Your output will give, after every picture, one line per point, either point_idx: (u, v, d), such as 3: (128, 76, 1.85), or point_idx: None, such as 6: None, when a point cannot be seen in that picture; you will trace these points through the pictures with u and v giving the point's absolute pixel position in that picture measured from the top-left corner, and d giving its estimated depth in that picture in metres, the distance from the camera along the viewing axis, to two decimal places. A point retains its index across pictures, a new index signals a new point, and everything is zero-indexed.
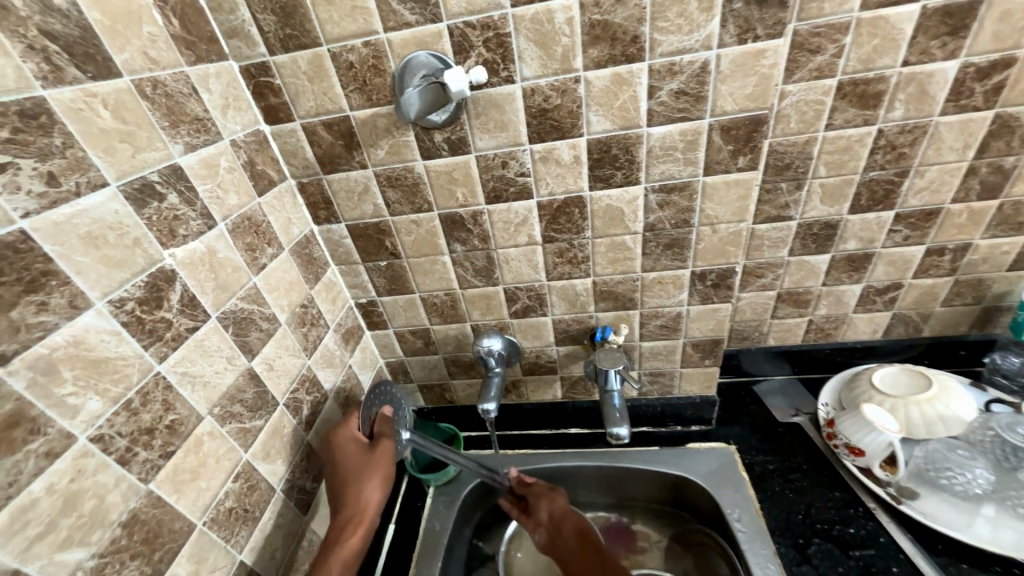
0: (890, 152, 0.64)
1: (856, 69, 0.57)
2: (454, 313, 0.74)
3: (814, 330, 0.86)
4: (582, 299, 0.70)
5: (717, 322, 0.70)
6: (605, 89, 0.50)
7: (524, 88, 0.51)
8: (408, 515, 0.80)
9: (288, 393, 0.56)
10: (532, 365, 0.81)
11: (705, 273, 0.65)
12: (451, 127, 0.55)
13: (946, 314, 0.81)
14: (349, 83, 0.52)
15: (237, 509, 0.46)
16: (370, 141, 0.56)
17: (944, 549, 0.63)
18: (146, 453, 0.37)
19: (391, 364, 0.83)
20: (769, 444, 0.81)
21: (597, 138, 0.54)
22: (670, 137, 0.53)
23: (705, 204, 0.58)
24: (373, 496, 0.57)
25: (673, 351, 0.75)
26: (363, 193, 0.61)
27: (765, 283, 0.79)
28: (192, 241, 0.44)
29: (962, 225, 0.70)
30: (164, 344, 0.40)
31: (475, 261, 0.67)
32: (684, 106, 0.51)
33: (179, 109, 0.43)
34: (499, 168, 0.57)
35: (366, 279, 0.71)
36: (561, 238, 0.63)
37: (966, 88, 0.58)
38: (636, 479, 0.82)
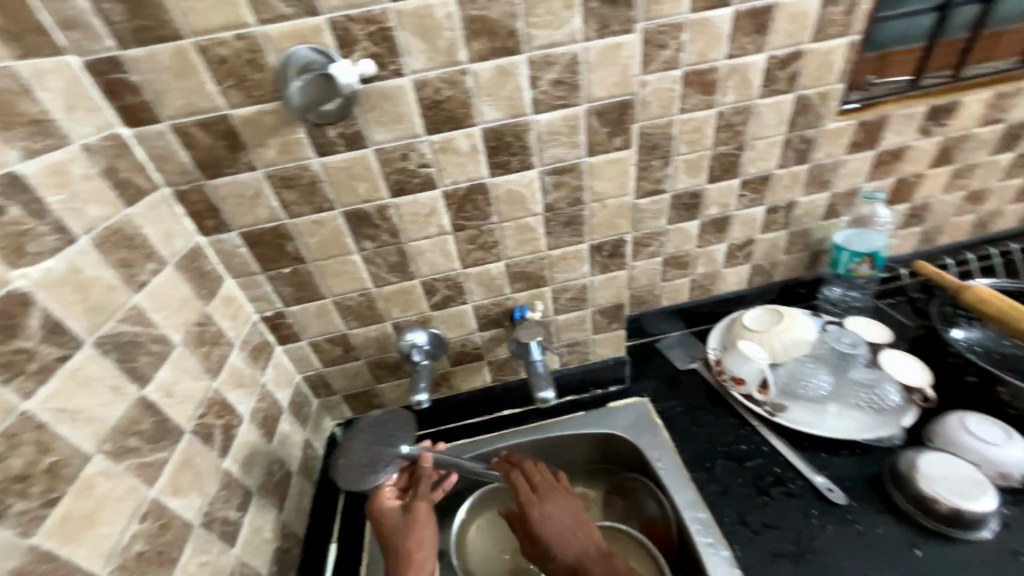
0: (729, 130, 0.77)
1: (694, 61, 0.69)
2: (372, 313, 0.73)
3: (696, 287, 1.00)
4: (498, 282, 0.74)
5: (617, 288, 0.79)
6: (491, 80, 0.54)
7: (414, 81, 0.53)
8: (350, 532, 0.77)
9: (196, 419, 0.51)
10: (458, 355, 0.82)
11: (601, 244, 0.73)
12: (346, 122, 0.54)
13: (788, 261, 1.00)
14: (225, 79, 0.49)
15: (149, 553, 0.41)
16: (257, 141, 0.54)
17: (810, 445, 0.78)
18: (21, 503, 0.32)
19: (310, 378, 0.79)
20: (674, 391, 0.93)
21: (490, 126, 0.58)
22: (554, 123, 0.59)
23: (592, 182, 0.65)
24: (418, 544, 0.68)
25: (585, 321, 0.83)
26: (255, 197, 0.58)
27: (653, 251, 0.90)
28: (49, 259, 0.38)
29: (787, 186, 0.87)
30: (27, 377, 0.34)
31: (387, 256, 0.67)
32: (563, 94, 0.57)
33: (9, 110, 0.38)
34: (400, 161, 0.58)
35: (270, 290, 0.67)
36: (471, 225, 0.66)
37: (774, 75, 0.73)
38: (567, 444, 0.89)
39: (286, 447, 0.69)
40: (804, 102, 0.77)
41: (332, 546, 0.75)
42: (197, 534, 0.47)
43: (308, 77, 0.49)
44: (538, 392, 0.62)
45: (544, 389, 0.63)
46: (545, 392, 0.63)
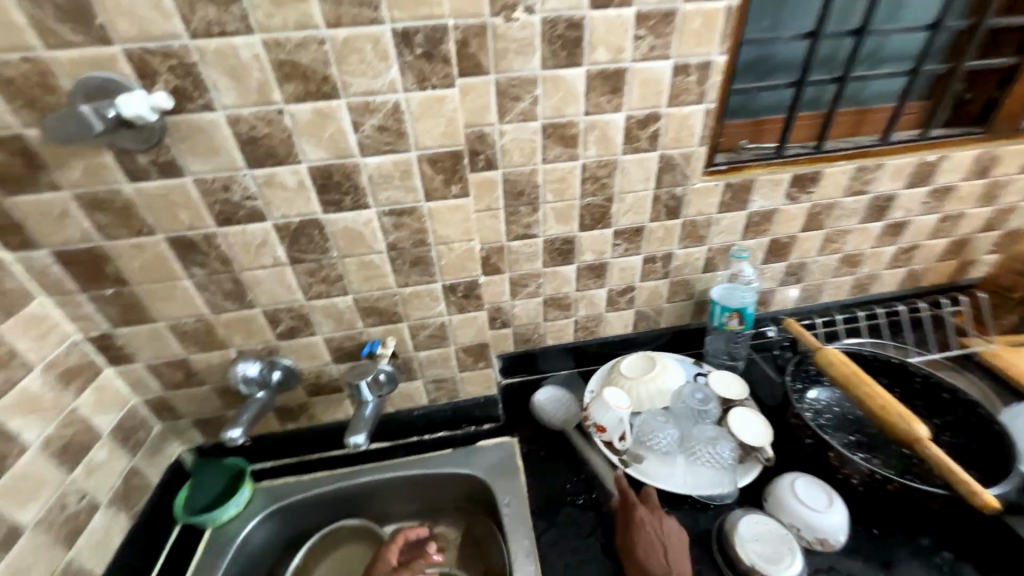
0: (595, 182, 0.79)
1: (551, 115, 0.71)
2: (211, 339, 0.71)
3: (582, 328, 1.01)
4: (348, 315, 0.73)
5: (477, 329, 0.79)
6: (310, 121, 0.54)
7: (226, 116, 0.53)
8: (174, 567, 0.73)
9: None
10: (315, 386, 0.80)
11: (454, 286, 0.73)
12: (156, 151, 0.53)
13: (672, 309, 1.02)
14: (12, 99, 0.48)
15: None
16: (58, 162, 0.52)
17: (654, 498, 0.78)
18: None
19: (150, 401, 0.75)
20: (545, 432, 0.93)
21: (316, 165, 0.58)
22: (385, 166, 0.59)
23: (434, 225, 0.66)
24: None
25: (448, 358, 0.82)
26: (63, 217, 0.56)
27: (531, 291, 0.91)
28: None
29: (662, 238, 0.89)
30: None
31: (221, 284, 0.65)
32: (389, 140, 0.57)
33: None
34: (221, 191, 0.57)
35: (93, 310, 0.64)
36: (309, 258, 0.65)
37: (634, 134, 0.75)
38: (431, 483, 0.88)
39: (97, 476, 0.66)
40: (667, 161, 0.80)
41: None
42: None
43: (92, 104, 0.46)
44: (352, 436, 0.61)
45: (357, 433, 0.62)
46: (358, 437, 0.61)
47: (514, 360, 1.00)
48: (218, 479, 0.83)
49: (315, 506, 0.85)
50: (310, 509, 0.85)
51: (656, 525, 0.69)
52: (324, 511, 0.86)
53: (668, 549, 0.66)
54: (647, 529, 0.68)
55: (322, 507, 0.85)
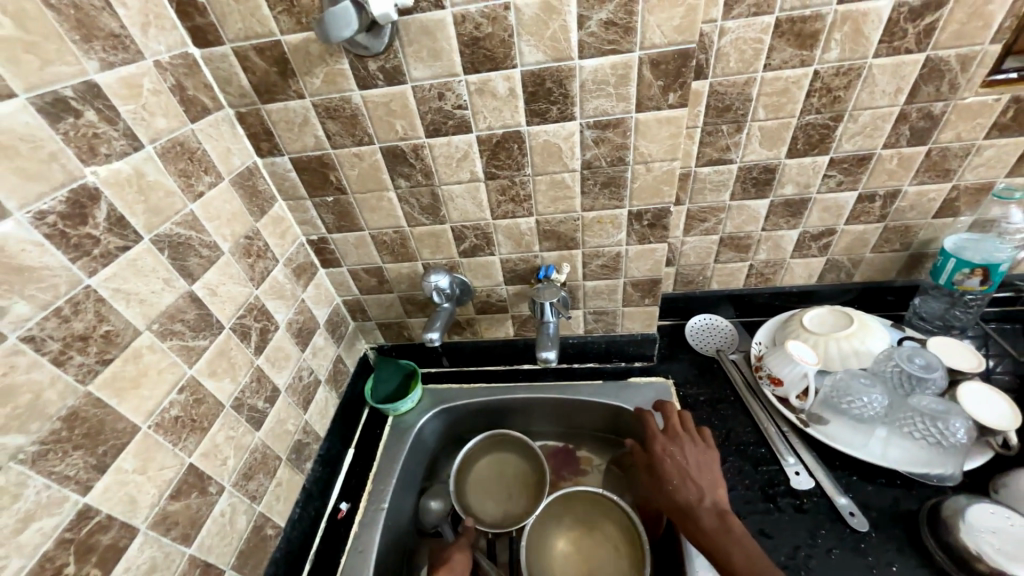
0: (826, 95, 0.65)
1: (793, 5, 0.58)
2: (404, 251, 0.76)
3: (755, 274, 0.90)
4: (527, 238, 0.72)
5: (654, 262, 0.74)
6: (535, 17, 0.50)
7: (454, 15, 0.51)
8: (367, 443, 0.86)
9: (235, 319, 0.58)
10: (484, 304, 0.84)
11: (641, 213, 0.67)
12: (386, 56, 0.54)
13: (875, 261, 0.86)
14: (276, 4, 0.51)
15: (184, 419, 0.50)
16: (305, 69, 0.56)
17: (840, 465, 0.71)
18: (81, 358, 0.40)
19: (349, 302, 0.86)
20: (704, 379, 0.88)
21: (530, 70, 0.54)
22: (601, 70, 0.54)
23: (638, 141, 0.60)
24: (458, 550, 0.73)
25: (615, 291, 0.79)
26: (303, 124, 0.61)
27: (707, 228, 0.83)
28: (117, 161, 0.44)
29: (892, 171, 0.73)
30: (91, 259, 0.41)
31: (420, 198, 0.68)
32: (614, 38, 0.51)
33: (91, 23, 0.42)
34: (436, 100, 0.57)
35: (315, 215, 0.72)
36: (503, 174, 0.64)
37: (900, 29, 0.59)
38: (580, 410, 0.90)
39: (319, 358, 0.77)
40: (935, 65, 0.62)
41: (350, 451, 0.84)
42: (226, 414, 0.56)
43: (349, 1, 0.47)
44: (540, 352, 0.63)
45: (545, 350, 0.64)
46: (547, 352, 0.64)
47: (670, 302, 0.95)
48: (394, 375, 0.92)
49: (474, 412, 0.93)
50: (471, 415, 0.93)
51: (676, 449, 0.71)
52: (480, 418, 0.93)
53: (697, 476, 0.67)
54: (670, 457, 0.70)
55: (481, 413, 0.93)
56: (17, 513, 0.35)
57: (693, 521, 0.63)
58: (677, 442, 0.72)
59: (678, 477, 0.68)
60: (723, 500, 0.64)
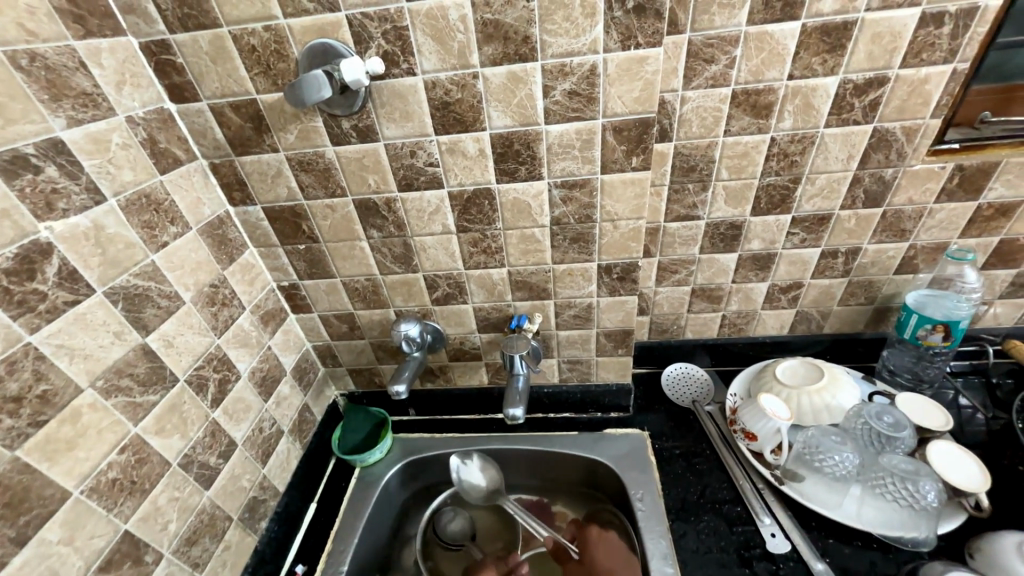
0: (784, 159, 0.68)
1: (747, 80, 0.61)
2: (376, 298, 0.76)
3: (727, 324, 0.91)
4: (499, 288, 0.72)
5: (625, 313, 0.74)
6: (502, 85, 0.53)
7: (425, 81, 0.53)
8: (330, 497, 0.82)
9: (191, 370, 0.57)
10: (457, 351, 0.83)
11: (611, 266, 0.68)
12: (359, 115, 0.56)
13: (843, 313, 0.87)
14: (253, 66, 0.53)
15: (123, 481, 0.47)
16: (279, 126, 0.57)
17: (817, 525, 0.70)
18: (11, 421, 0.38)
19: (319, 348, 0.84)
20: (679, 431, 0.87)
21: (499, 132, 0.56)
22: (567, 135, 0.56)
23: (605, 201, 0.61)
24: None
25: (588, 341, 0.79)
26: (276, 176, 0.62)
27: (679, 279, 0.84)
28: (75, 215, 0.44)
29: (852, 230, 0.76)
30: (35, 315, 0.40)
31: (393, 248, 0.69)
32: (577, 106, 0.54)
33: (62, 83, 0.43)
34: (408, 157, 0.59)
35: (286, 262, 0.71)
36: (474, 228, 0.65)
37: (847, 103, 0.63)
38: (553, 462, 0.87)
39: (282, 408, 0.75)
40: (883, 136, 0.66)
41: (311, 506, 0.80)
42: (173, 473, 0.53)
43: (322, 70, 0.49)
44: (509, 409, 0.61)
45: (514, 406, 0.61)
46: (515, 409, 0.61)
47: (646, 350, 0.95)
48: (363, 423, 0.89)
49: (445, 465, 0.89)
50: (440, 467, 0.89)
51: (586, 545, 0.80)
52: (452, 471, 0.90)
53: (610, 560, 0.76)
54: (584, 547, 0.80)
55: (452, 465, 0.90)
56: None
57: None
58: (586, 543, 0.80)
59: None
60: None
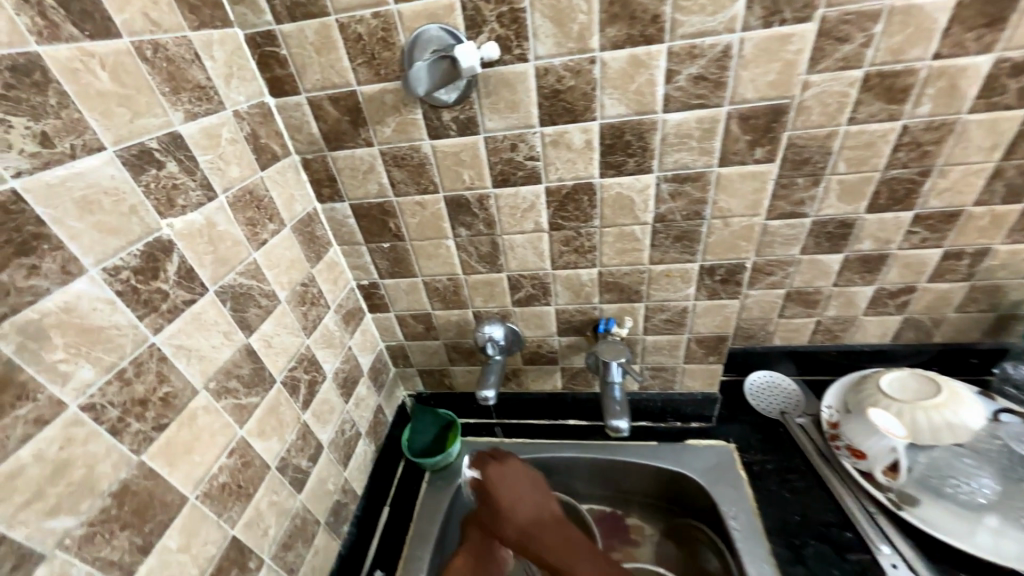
0: (914, 149, 0.61)
1: (884, 60, 0.55)
2: (456, 298, 0.73)
3: (822, 331, 0.84)
4: (588, 289, 0.68)
5: (723, 318, 0.69)
6: (621, 71, 0.48)
7: (537, 67, 0.49)
8: (402, 501, 0.79)
9: (286, 371, 0.55)
10: (533, 355, 0.79)
11: (714, 268, 0.63)
12: (461, 107, 0.53)
13: (959, 321, 0.79)
14: (357, 56, 0.50)
15: (231, 485, 0.46)
16: (377, 118, 0.55)
17: (943, 557, 0.62)
18: (138, 424, 0.37)
19: (391, 347, 0.82)
20: (770, 445, 0.80)
21: (610, 122, 0.52)
22: (686, 124, 0.51)
23: (718, 196, 0.56)
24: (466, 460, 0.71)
25: (677, 347, 0.74)
26: (368, 171, 0.60)
27: (774, 281, 0.78)
28: (192, 212, 0.43)
29: (983, 229, 0.68)
30: (159, 315, 0.39)
31: (479, 246, 0.66)
32: (703, 92, 0.49)
33: (180, 75, 0.42)
34: (508, 150, 0.56)
35: (369, 260, 0.69)
36: (569, 226, 0.61)
37: (999, 85, 0.56)
38: (631, 473, 0.83)
39: (360, 409, 0.73)
40: None
41: (385, 510, 0.78)
42: (272, 476, 0.52)
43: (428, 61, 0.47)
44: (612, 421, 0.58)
45: (617, 418, 0.59)
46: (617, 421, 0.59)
47: (732, 356, 0.89)
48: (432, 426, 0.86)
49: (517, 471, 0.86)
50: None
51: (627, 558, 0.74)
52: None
53: None
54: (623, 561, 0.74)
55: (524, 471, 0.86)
56: None
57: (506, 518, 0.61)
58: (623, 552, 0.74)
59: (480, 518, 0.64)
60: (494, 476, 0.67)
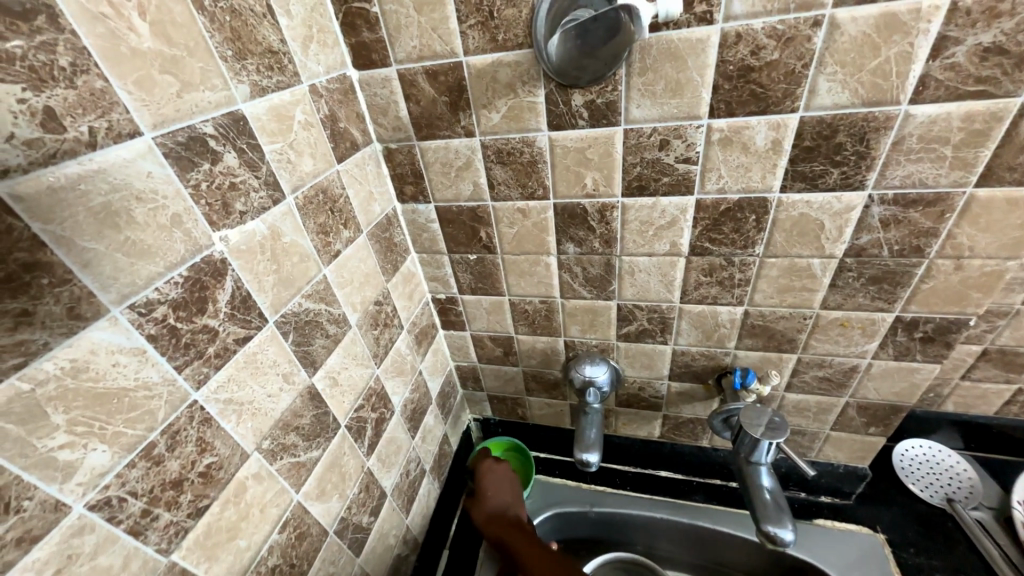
0: None
1: None
2: (548, 325, 0.60)
3: (1021, 401, 0.64)
4: (723, 331, 0.53)
5: (908, 385, 0.51)
6: (861, 39, 0.32)
7: (726, 33, 0.34)
8: (464, 544, 0.68)
9: (352, 413, 0.45)
10: (630, 398, 0.65)
11: (917, 322, 0.46)
12: (599, 88, 0.39)
13: None
14: (470, 14, 0.37)
15: (281, 567, 0.36)
16: (485, 101, 0.42)
17: None
18: (169, 514, 0.27)
19: (462, 369, 0.71)
20: (934, 543, 0.62)
21: (819, 116, 0.36)
22: (944, 122, 0.34)
23: (960, 228, 0.39)
24: (507, 496, 0.63)
25: (828, 411, 0.57)
26: (463, 169, 0.47)
27: (969, 335, 0.58)
28: (252, 220, 0.32)
29: None
30: (204, 363, 0.29)
31: (589, 267, 0.52)
32: (991, 74, 0.32)
33: (247, 34, 0.31)
34: (655, 149, 0.41)
35: (450, 273, 0.58)
36: (718, 252, 0.46)
37: None
38: (738, 548, 0.67)
39: (427, 443, 0.63)
40: None
41: (444, 553, 0.67)
42: (329, 544, 0.42)
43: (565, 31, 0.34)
44: (770, 526, 0.48)
45: (776, 524, 0.48)
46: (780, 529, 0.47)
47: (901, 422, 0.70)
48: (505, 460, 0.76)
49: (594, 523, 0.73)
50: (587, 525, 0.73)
51: None
52: (601, 530, 0.74)
53: None
54: None
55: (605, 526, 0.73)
56: None
57: (510, 534, 0.57)
58: None
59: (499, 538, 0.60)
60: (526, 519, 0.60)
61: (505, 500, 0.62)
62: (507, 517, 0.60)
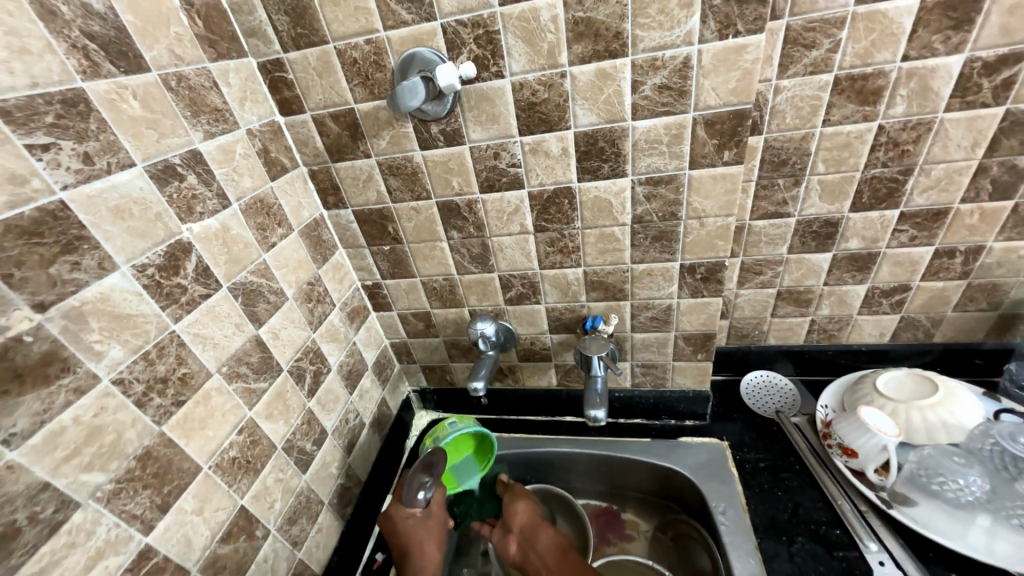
0: (893, 148, 0.63)
1: (853, 64, 0.57)
2: (452, 297, 0.78)
3: (817, 330, 0.84)
4: (574, 288, 0.72)
5: (708, 316, 0.71)
6: (591, 83, 0.53)
7: (513, 83, 0.54)
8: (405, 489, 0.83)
9: (293, 361, 0.61)
10: (527, 352, 0.83)
11: (694, 266, 0.66)
12: (447, 120, 0.58)
13: (959, 320, 0.78)
14: (354, 78, 0.56)
15: (240, 460, 0.52)
16: (373, 133, 0.60)
17: (935, 557, 0.62)
18: (159, 400, 0.43)
19: (395, 344, 0.87)
20: (762, 443, 0.81)
21: (584, 130, 0.56)
22: (655, 130, 0.55)
23: (691, 197, 0.59)
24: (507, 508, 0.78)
25: (665, 344, 0.76)
26: (367, 180, 0.65)
27: (764, 280, 0.79)
28: (208, 218, 0.49)
29: (973, 226, 0.68)
30: (179, 307, 0.45)
31: (471, 248, 0.70)
32: (668, 101, 0.52)
33: (200, 101, 0.49)
34: (492, 159, 0.60)
35: (371, 262, 0.75)
36: (552, 228, 0.65)
37: (973, 84, 0.57)
38: (625, 468, 0.85)
39: (364, 401, 0.78)
40: (1017, 119, 0.58)
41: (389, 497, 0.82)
42: (278, 455, 0.57)
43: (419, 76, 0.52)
44: (589, 411, 0.64)
45: (595, 408, 0.65)
46: (595, 411, 0.65)
47: (721, 357, 0.91)
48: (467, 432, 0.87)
49: (462, 498, 0.87)
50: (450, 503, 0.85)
51: (529, 542, 0.73)
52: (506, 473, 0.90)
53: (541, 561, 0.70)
54: (526, 553, 0.72)
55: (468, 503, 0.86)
56: (88, 551, 0.37)
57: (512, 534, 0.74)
58: (532, 538, 0.73)
59: (523, 544, 0.73)
60: (518, 514, 0.76)
61: (509, 506, 0.78)
62: (509, 524, 0.76)
